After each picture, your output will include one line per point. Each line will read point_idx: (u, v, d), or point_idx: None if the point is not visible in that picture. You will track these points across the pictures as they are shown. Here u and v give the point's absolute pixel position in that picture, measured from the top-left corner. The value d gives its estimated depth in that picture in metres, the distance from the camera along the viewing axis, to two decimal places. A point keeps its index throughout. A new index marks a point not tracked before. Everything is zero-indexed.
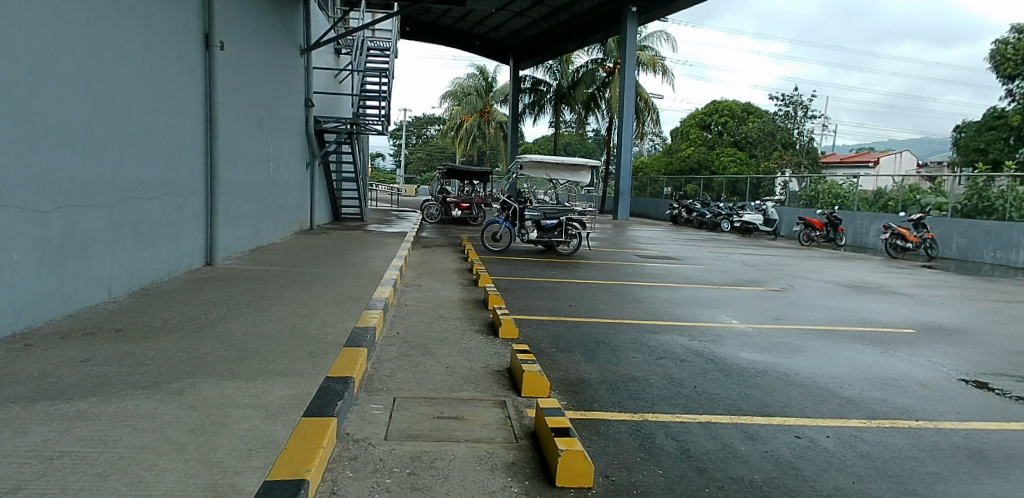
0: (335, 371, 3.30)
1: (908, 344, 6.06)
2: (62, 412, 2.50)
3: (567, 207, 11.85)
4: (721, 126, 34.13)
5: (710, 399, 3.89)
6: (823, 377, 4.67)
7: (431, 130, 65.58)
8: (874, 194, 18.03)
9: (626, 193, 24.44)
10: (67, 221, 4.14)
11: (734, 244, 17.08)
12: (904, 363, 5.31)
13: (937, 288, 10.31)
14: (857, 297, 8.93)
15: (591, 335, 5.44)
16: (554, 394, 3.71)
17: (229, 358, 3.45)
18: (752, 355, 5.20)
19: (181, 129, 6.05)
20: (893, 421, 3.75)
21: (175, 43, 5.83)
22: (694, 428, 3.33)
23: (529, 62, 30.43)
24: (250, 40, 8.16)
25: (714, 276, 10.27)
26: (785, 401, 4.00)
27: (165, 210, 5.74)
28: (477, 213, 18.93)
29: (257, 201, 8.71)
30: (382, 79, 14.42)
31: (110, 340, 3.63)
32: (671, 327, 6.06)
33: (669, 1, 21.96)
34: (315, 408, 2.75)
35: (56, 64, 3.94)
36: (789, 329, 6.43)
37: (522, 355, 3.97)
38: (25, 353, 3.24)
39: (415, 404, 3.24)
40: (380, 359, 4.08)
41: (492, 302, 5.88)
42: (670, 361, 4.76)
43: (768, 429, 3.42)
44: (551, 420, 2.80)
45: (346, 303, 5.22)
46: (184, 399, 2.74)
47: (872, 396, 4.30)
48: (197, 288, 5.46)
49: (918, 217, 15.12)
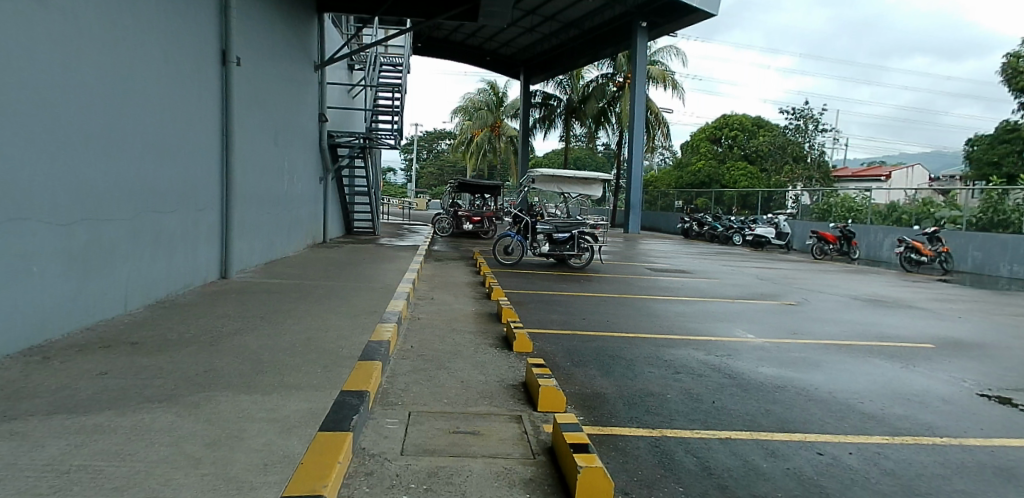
0: (350, 385, 3.29)
1: (929, 359, 5.92)
2: (78, 425, 2.50)
3: (579, 219, 11.82)
4: (732, 139, 33.87)
5: (729, 415, 3.82)
6: (843, 392, 4.58)
7: (443, 145, 66.33)
8: (887, 207, 17.81)
9: (637, 206, 24.35)
10: (87, 232, 4.21)
11: (746, 257, 16.94)
12: (924, 378, 5.20)
13: (955, 302, 10.12)
14: (874, 311, 8.78)
15: (606, 349, 5.39)
16: (571, 409, 3.66)
17: (246, 371, 3.46)
18: (770, 370, 5.11)
19: (198, 142, 6.14)
20: (916, 438, 3.65)
21: (192, 59, 5.93)
22: (714, 445, 3.26)
23: (540, 77, 30.60)
24: (266, 56, 8.29)
25: (728, 290, 10.16)
26: (806, 417, 3.91)
27: (182, 223, 5.82)
28: (488, 227, 18.83)
29: (271, 214, 8.79)
30: (394, 94, 14.54)
31: (127, 353, 3.63)
32: (687, 342, 5.96)
33: (679, 16, 22.03)
34: (332, 422, 2.74)
35: (77, 78, 4.03)
36: (807, 344, 6.32)
37: (538, 369, 3.92)
38: (43, 366, 3.26)
39: (430, 419, 3.21)
40: (394, 373, 4.05)
41: (506, 315, 5.85)
42: (686, 376, 4.68)
43: (789, 446, 3.34)
44: (569, 436, 2.76)
45: (360, 316, 5.20)
46: (201, 413, 2.73)
47: (894, 412, 4.19)
48: (213, 301, 5.51)
49: (932, 230, 14.91)
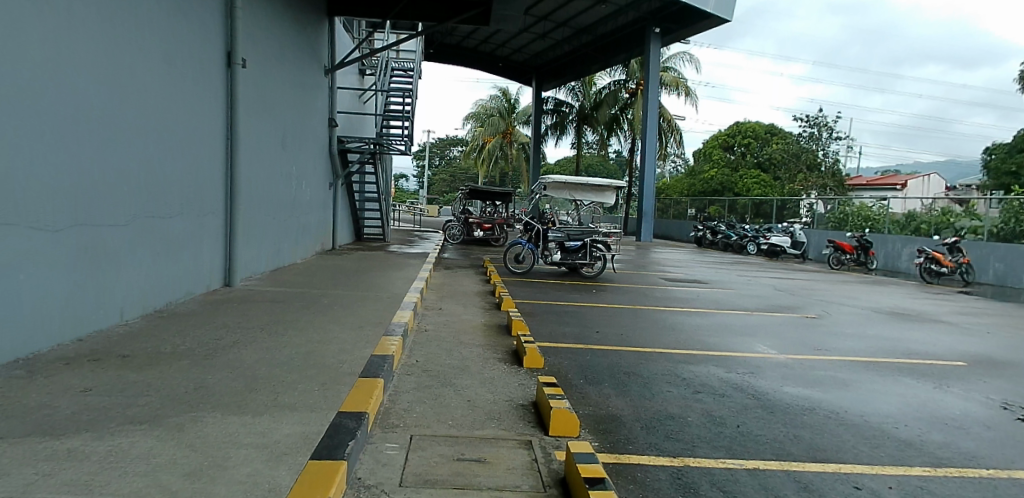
0: (348, 406, 3.06)
1: (963, 379, 5.57)
2: (50, 450, 2.30)
3: (591, 227, 11.55)
4: (744, 147, 33.70)
5: (755, 442, 3.53)
6: (875, 415, 4.28)
7: (454, 152, 66.48)
8: (905, 217, 17.34)
9: (649, 215, 23.96)
10: (80, 239, 4.04)
11: (762, 267, 16.57)
12: (959, 400, 4.87)
13: (981, 316, 9.70)
14: (897, 325, 8.44)
15: (621, 366, 5.12)
16: (584, 433, 3.41)
17: (236, 388, 3.25)
18: (796, 390, 4.81)
19: (202, 145, 6.00)
20: (960, 470, 3.35)
21: (197, 61, 5.81)
22: (742, 477, 2.99)
23: (552, 83, 30.45)
24: (274, 60, 8.20)
25: (745, 301, 9.83)
26: (838, 444, 3.63)
27: (182, 229, 5.64)
28: (499, 234, 18.68)
29: (279, 220, 8.67)
30: (405, 99, 14.44)
31: (115, 367, 3.45)
32: (707, 358, 5.68)
33: (693, 22, 21.74)
34: (325, 449, 2.51)
35: (69, 77, 3.86)
36: (831, 361, 6.02)
37: (550, 389, 3.67)
38: (24, 381, 3.08)
39: (434, 444, 2.97)
40: (397, 390, 3.83)
41: (516, 328, 5.60)
42: (707, 396, 4.41)
43: (824, 478, 3.06)
44: (584, 468, 2.51)
45: (364, 329, 4.99)
46: (184, 437, 2.52)
47: (932, 439, 3.89)
48: (214, 311, 5.33)
49: (952, 240, 14.40)
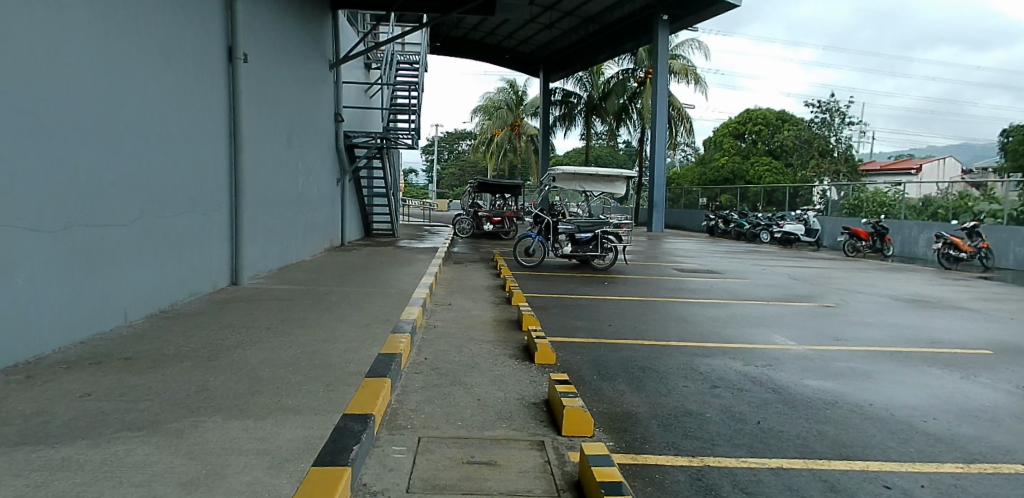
0: (354, 407, 2.97)
1: (990, 368, 5.36)
2: (42, 460, 2.21)
3: (602, 218, 11.38)
4: (756, 134, 33.21)
5: (778, 440, 3.38)
6: (902, 409, 4.10)
7: (464, 145, 66.15)
8: (922, 202, 16.91)
9: (660, 205, 23.67)
10: (77, 240, 3.93)
11: (777, 256, 16.25)
12: (987, 391, 4.67)
13: (1005, 302, 9.40)
14: (919, 313, 8.19)
15: (636, 360, 4.98)
16: (599, 433, 3.29)
17: (240, 391, 3.16)
18: (818, 382, 4.66)
19: (204, 143, 5.92)
20: (996, 466, 3.17)
21: (195, 56, 5.69)
22: (765, 476, 2.85)
23: (560, 73, 30.08)
24: (276, 55, 8.10)
25: (760, 291, 9.62)
26: (865, 441, 3.46)
27: (186, 227, 5.58)
28: (509, 227, 18.56)
29: (286, 217, 8.62)
30: (411, 93, 14.30)
31: (117, 371, 3.38)
32: (724, 351, 5.52)
33: (702, 8, 21.31)
34: (327, 455, 2.40)
35: (65, 76, 3.76)
36: (852, 351, 5.82)
37: (562, 386, 3.53)
38: (24, 387, 3.01)
39: (442, 446, 2.87)
40: (405, 390, 3.72)
41: (527, 323, 5.49)
42: (725, 391, 4.26)
43: (851, 477, 2.91)
44: (599, 472, 2.38)
45: (372, 326, 4.90)
46: (183, 445, 2.43)
47: (964, 433, 3.71)
48: (219, 310, 5.26)
49: (973, 224, 14.02)
